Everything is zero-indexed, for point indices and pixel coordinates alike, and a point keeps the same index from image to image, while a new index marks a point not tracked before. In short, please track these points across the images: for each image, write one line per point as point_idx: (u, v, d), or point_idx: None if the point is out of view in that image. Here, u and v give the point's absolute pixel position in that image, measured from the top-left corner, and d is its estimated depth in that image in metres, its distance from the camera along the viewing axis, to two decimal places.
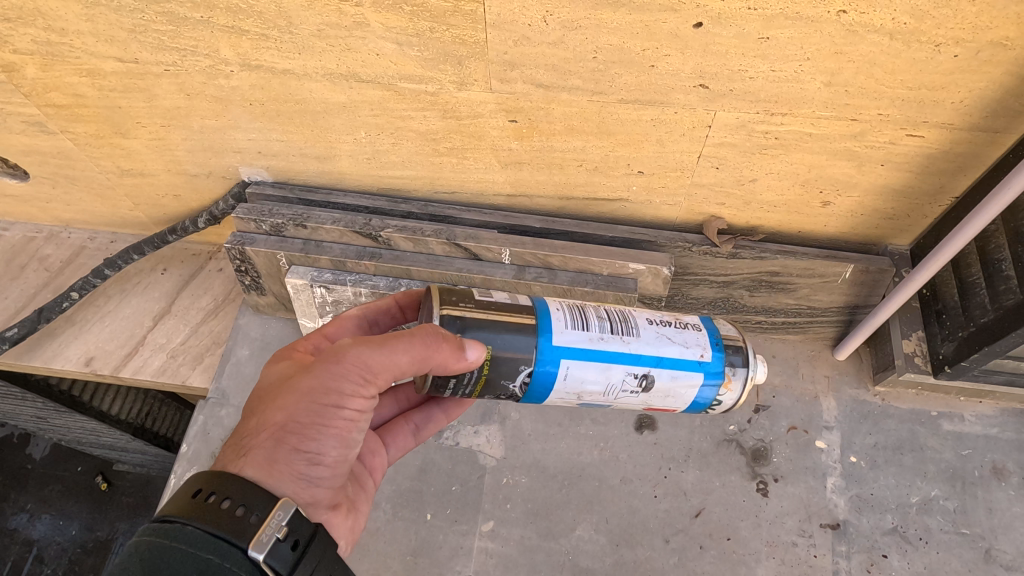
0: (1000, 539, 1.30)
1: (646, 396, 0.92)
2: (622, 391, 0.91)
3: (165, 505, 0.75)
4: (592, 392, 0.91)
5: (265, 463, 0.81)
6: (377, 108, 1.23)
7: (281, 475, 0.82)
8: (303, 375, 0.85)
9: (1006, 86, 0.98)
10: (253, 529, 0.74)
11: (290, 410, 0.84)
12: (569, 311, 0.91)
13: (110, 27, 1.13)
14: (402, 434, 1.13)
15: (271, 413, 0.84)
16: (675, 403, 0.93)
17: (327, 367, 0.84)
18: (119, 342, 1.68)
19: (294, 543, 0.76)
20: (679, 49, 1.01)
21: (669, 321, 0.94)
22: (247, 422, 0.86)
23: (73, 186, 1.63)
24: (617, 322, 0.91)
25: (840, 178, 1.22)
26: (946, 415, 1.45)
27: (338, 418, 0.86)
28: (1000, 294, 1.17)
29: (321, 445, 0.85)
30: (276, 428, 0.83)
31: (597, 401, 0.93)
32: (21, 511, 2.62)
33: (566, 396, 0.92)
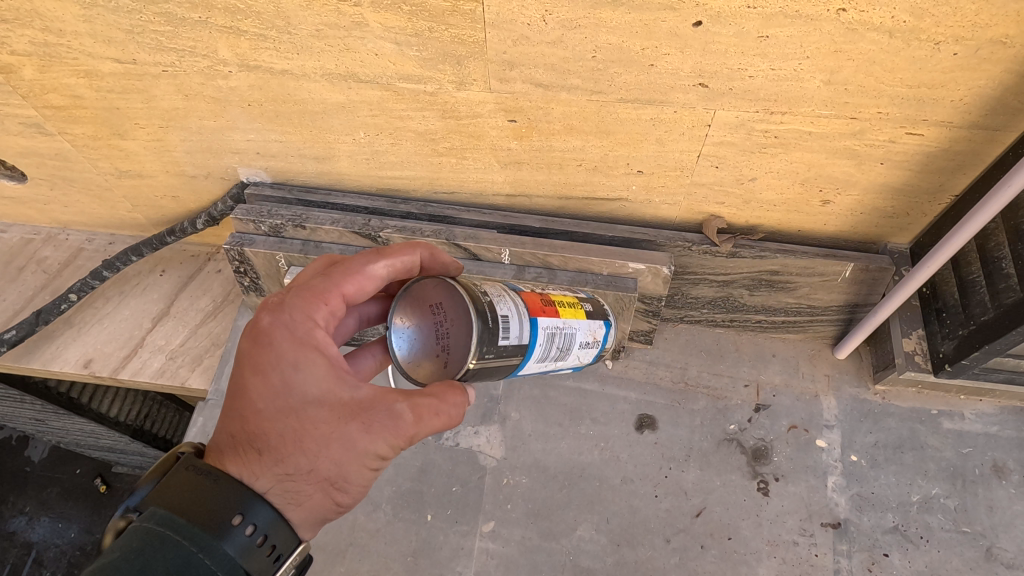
0: (1001, 538, 1.30)
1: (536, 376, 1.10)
2: None
3: (196, 504, 0.72)
4: None
5: (306, 508, 0.81)
6: (376, 108, 1.22)
7: (315, 518, 0.82)
8: (357, 432, 0.78)
9: (1005, 84, 0.98)
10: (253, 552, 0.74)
11: (341, 468, 0.79)
12: (544, 340, 0.96)
13: (107, 28, 1.13)
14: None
15: (320, 464, 0.78)
16: None
17: (382, 439, 0.78)
18: (118, 344, 1.68)
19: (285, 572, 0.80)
20: (678, 48, 1.01)
21: (590, 339, 1.07)
22: (289, 456, 0.78)
23: (71, 187, 1.62)
24: (564, 349, 1.01)
25: (839, 177, 1.22)
26: (946, 414, 1.45)
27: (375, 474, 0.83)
28: (1001, 292, 1.17)
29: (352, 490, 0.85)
30: (323, 480, 0.79)
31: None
32: (20, 515, 2.64)
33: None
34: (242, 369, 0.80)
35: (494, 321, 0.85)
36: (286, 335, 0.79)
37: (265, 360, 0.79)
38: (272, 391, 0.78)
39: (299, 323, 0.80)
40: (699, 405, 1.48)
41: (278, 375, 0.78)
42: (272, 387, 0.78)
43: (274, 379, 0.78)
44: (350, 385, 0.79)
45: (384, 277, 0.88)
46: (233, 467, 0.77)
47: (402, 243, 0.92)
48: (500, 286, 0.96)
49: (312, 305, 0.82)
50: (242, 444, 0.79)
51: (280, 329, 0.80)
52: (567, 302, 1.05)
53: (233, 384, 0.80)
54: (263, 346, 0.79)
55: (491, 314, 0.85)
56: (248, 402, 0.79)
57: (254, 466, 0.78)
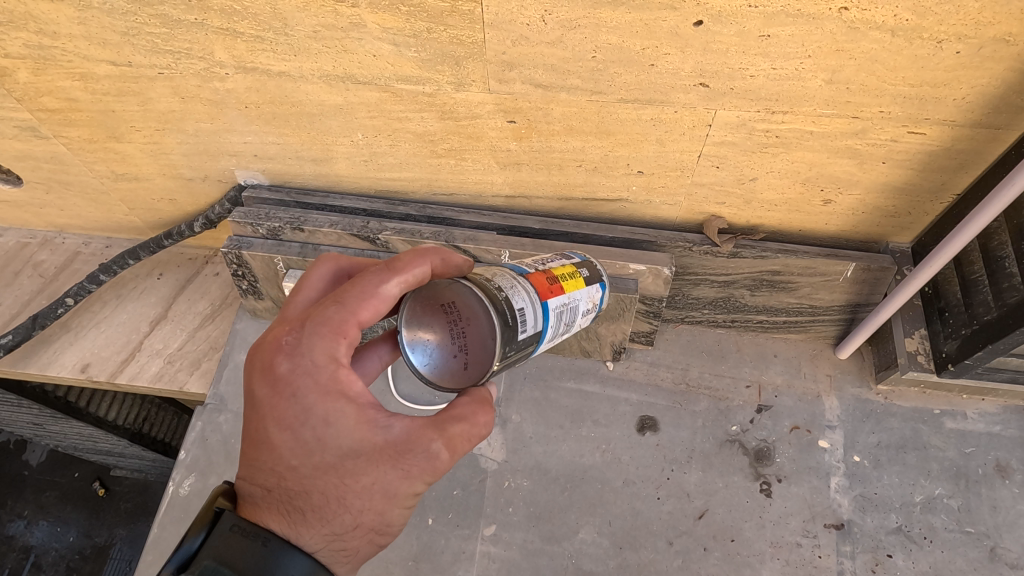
0: (1005, 538, 1.30)
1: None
2: None
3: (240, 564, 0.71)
4: None
5: (353, 558, 0.80)
6: (374, 110, 1.21)
7: (360, 563, 0.81)
8: (396, 479, 0.76)
9: (1008, 83, 0.98)
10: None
11: (384, 516, 0.78)
12: (555, 320, 0.95)
13: (102, 30, 1.12)
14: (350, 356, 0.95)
15: (364, 517, 0.77)
16: None
17: (421, 480, 0.77)
18: (115, 349, 1.66)
19: None
20: (679, 47, 1.00)
21: (590, 305, 1.06)
22: (334, 514, 0.76)
23: (67, 191, 1.61)
24: (569, 322, 1.00)
25: (841, 177, 1.21)
26: (949, 414, 1.44)
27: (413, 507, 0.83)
28: (1004, 292, 1.17)
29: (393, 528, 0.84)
30: (368, 530, 0.78)
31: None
32: (19, 518, 2.60)
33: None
34: (269, 425, 0.76)
35: (512, 318, 0.83)
36: (311, 386, 0.75)
37: (292, 415, 0.75)
38: (305, 448, 0.75)
39: (321, 367, 0.75)
40: (701, 406, 1.48)
41: (310, 431, 0.75)
42: (304, 444, 0.75)
43: (306, 435, 0.75)
44: (383, 430, 0.76)
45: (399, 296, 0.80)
46: (276, 526, 0.75)
47: (410, 251, 0.82)
48: (505, 270, 0.92)
49: (331, 344, 0.76)
50: (285, 504, 0.76)
51: (302, 377, 0.75)
52: (567, 271, 1.03)
53: (262, 440, 0.76)
54: (287, 399, 0.75)
55: (508, 309, 0.83)
56: (281, 460, 0.75)
57: (299, 525, 0.76)
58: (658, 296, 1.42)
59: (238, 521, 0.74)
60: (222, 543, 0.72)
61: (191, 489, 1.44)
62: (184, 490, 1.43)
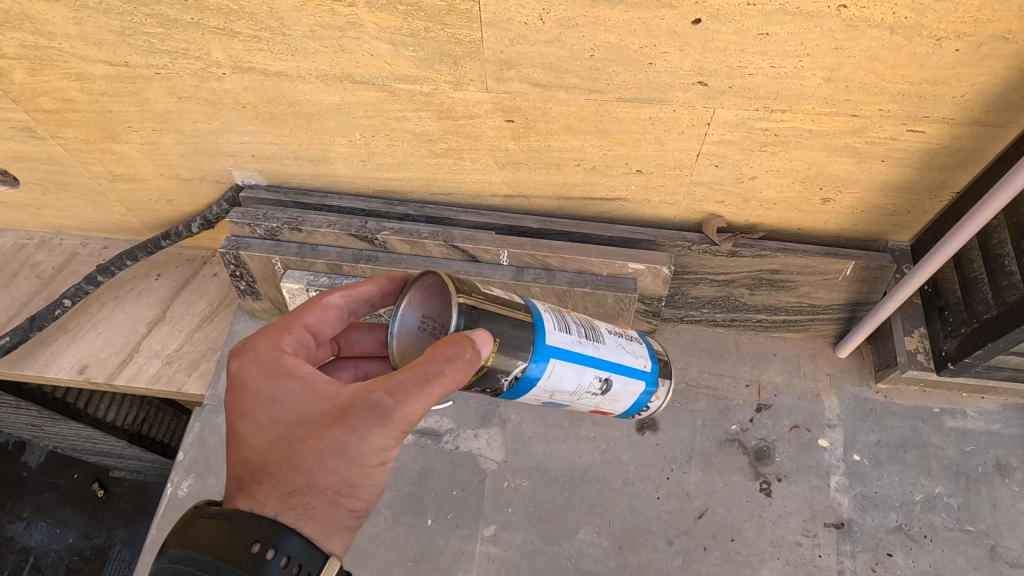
0: (1006, 537, 1.29)
1: (601, 398, 0.95)
2: (584, 394, 0.94)
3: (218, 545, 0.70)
4: (563, 390, 0.91)
5: (321, 522, 0.76)
6: (372, 110, 1.21)
7: (335, 533, 0.78)
8: (342, 435, 0.75)
9: (1008, 81, 0.98)
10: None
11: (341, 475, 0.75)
12: (552, 311, 0.91)
13: (98, 30, 1.11)
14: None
15: (319, 477, 0.75)
16: (616, 402, 0.98)
17: (367, 430, 0.74)
18: (113, 350, 1.66)
19: None
20: (677, 46, 0.99)
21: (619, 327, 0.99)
22: (286, 475, 0.76)
23: (64, 192, 1.61)
24: (587, 326, 0.93)
25: (840, 175, 1.21)
26: (949, 412, 1.44)
27: (381, 472, 0.80)
28: (1004, 290, 1.16)
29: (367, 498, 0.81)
30: (328, 492, 0.76)
31: (558, 400, 0.93)
32: (19, 519, 2.59)
33: (542, 391, 0.90)
34: (231, 420, 0.81)
35: (466, 283, 0.85)
36: (258, 372, 0.80)
37: (244, 402, 0.80)
38: (259, 427, 0.78)
39: (268, 355, 0.81)
40: (701, 405, 1.47)
41: (261, 411, 0.79)
42: (258, 423, 0.78)
43: (259, 416, 0.79)
44: (329, 395, 0.78)
45: (343, 307, 0.91)
46: (243, 505, 0.75)
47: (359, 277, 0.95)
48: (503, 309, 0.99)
49: (277, 339, 0.83)
50: (246, 481, 0.77)
51: (250, 367, 0.81)
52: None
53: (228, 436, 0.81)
54: (239, 391, 0.80)
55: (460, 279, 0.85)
56: (242, 445, 0.78)
57: (259, 495, 0.75)
58: (657, 295, 1.42)
59: (212, 509, 0.74)
60: (198, 530, 0.71)
61: (189, 490, 1.44)
62: (183, 491, 1.43)
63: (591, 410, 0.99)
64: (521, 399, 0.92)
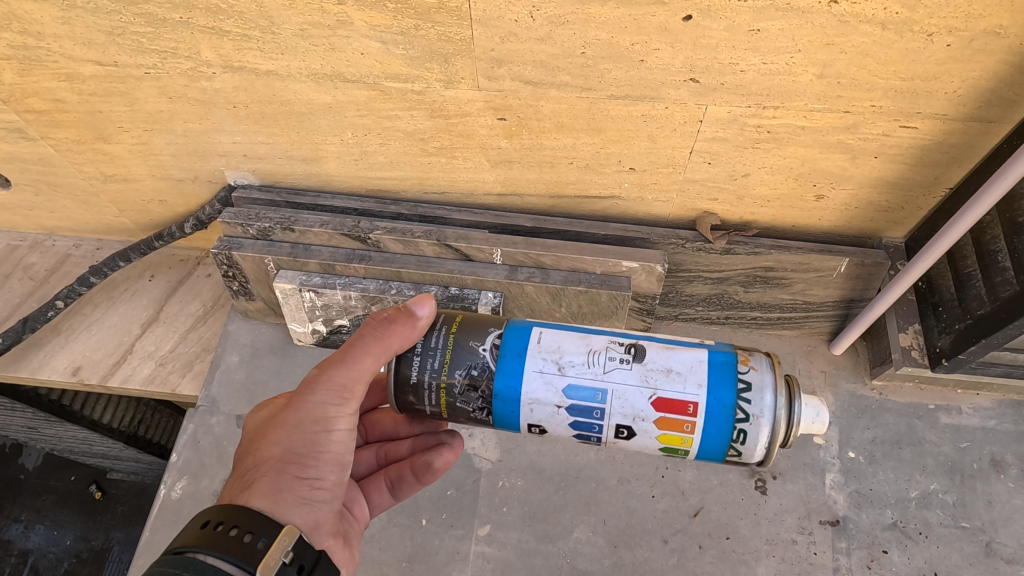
0: (1001, 533, 1.29)
1: (642, 372, 0.86)
2: (611, 362, 0.87)
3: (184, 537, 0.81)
4: (574, 359, 0.88)
5: (269, 493, 0.86)
6: (363, 109, 1.20)
7: (285, 501, 0.87)
8: (286, 412, 0.91)
9: (999, 76, 0.97)
10: (259, 556, 0.80)
11: (287, 444, 0.90)
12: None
13: (87, 30, 1.11)
14: (378, 490, 1.11)
15: (270, 451, 0.90)
16: (679, 378, 0.85)
17: (304, 399, 0.91)
18: (107, 351, 1.65)
19: (298, 567, 0.83)
20: (668, 43, 0.99)
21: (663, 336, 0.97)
22: (246, 460, 0.92)
23: (57, 193, 1.60)
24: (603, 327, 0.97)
25: (833, 172, 1.21)
26: (944, 409, 1.44)
27: (327, 442, 0.92)
28: (997, 286, 1.16)
29: (320, 469, 0.91)
30: (274, 461, 0.89)
31: (583, 381, 0.87)
32: (16, 522, 2.58)
33: (547, 364, 0.88)
34: None
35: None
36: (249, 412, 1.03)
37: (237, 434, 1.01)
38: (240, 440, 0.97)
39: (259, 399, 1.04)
40: None
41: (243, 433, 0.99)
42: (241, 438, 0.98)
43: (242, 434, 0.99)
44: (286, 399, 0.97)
45: None
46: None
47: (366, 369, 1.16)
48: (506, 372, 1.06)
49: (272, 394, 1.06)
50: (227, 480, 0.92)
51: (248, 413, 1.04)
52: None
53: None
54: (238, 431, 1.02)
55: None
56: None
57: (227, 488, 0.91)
58: (651, 293, 1.42)
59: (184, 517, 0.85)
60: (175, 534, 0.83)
61: (182, 491, 1.43)
62: (176, 493, 1.42)
63: (653, 402, 0.85)
64: (533, 388, 0.87)
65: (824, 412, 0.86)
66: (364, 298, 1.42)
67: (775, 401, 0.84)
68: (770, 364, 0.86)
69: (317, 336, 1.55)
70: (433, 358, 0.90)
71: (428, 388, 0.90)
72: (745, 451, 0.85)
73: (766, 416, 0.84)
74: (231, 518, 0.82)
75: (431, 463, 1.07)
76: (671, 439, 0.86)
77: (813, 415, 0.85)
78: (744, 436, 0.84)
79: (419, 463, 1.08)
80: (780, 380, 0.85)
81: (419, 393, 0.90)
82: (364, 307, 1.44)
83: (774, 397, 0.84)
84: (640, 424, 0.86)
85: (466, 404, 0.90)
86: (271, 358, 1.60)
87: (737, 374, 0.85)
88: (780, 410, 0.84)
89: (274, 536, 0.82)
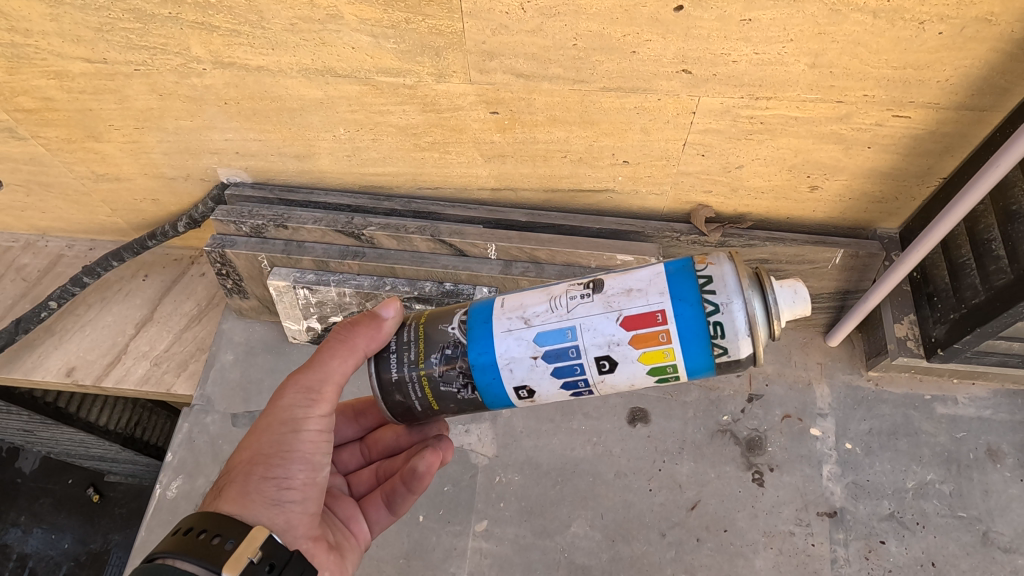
0: (998, 522, 1.30)
1: (603, 300, 0.84)
2: (572, 301, 0.85)
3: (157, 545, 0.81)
4: (537, 310, 0.86)
5: (236, 497, 0.86)
6: (355, 104, 1.20)
7: (252, 503, 0.86)
8: (260, 419, 0.92)
9: (991, 64, 0.97)
10: (227, 556, 0.79)
11: (255, 447, 0.90)
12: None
13: (75, 26, 1.10)
14: (376, 506, 1.09)
15: (241, 457, 0.91)
16: (640, 295, 0.82)
17: (275, 404, 0.92)
18: (101, 352, 1.64)
19: (269, 566, 0.81)
20: (660, 33, 0.99)
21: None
22: (224, 471, 0.92)
23: (48, 193, 1.59)
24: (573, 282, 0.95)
25: (826, 163, 1.20)
26: (940, 399, 1.44)
27: (295, 443, 0.91)
28: (992, 274, 1.16)
29: (289, 470, 0.89)
30: (244, 465, 0.89)
31: (551, 326, 0.84)
32: (14, 526, 2.57)
33: (513, 322, 0.86)
34: None
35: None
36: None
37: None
38: None
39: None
40: (691, 396, 1.47)
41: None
42: None
43: None
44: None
45: None
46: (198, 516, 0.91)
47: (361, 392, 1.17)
48: None
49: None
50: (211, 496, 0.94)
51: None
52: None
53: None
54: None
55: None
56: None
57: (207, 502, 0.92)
58: None
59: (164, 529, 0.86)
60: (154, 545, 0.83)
61: (178, 491, 1.43)
62: (172, 492, 1.42)
63: (622, 324, 0.82)
64: (505, 348, 0.86)
65: (800, 293, 0.81)
66: (358, 295, 1.42)
67: (742, 286, 0.79)
68: (727, 255, 0.82)
69: (312, 334, 1.55)
70: (409, 351, 0.90)
71: (410, 382, 0.90)
72: (730, 345, 0.79)
73: (735, 300, 0.79)
74: (199, 523, 0.82)
75: (416, 469, 1.03)
76: (654, 356, 0.81)
77: (790, 299, 0.81)
78: (721, 328, 0.79)
79: (407, 473, 1.05)
80: (740, 265, 0.80)
81: (406, 390, 0.90)
82: (358, 304, 1.44)
83: (739, 281, 0.79)
84: (618, 350, 0.82)
85: (450, 386, 0.89)
86: (266, 356, 1.59)
87: (696, 274, 0.81)
88: (749, 290, 0.79)
89: (242, 537, 0.81)
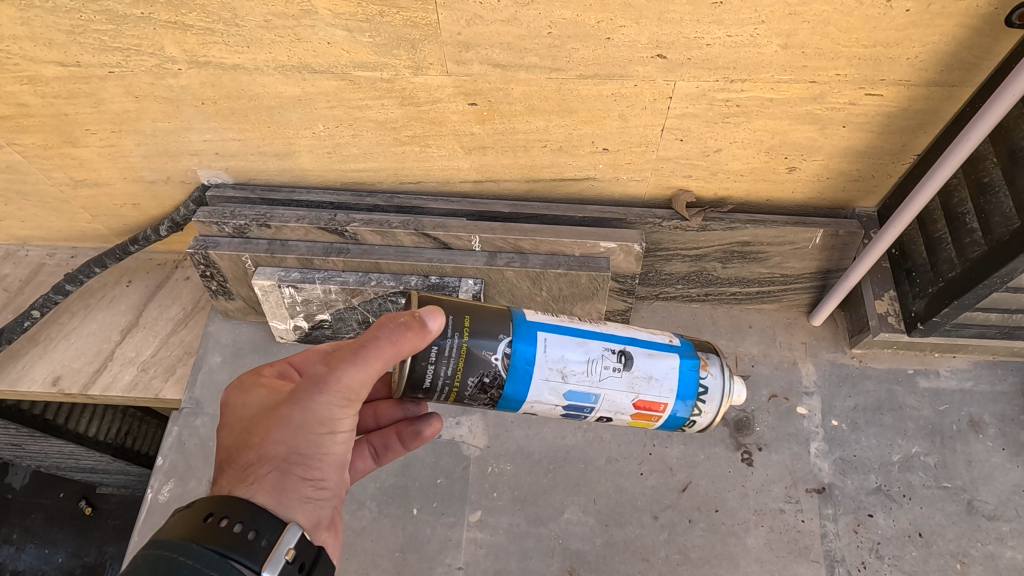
0: (982, 491, 1.32)
1: (629, 378, 0.91)
2: (605, 371, 0.90)
3: (177, 528, 0.73)
4: (576, 367, 0.90)
5: (273, 491, 0.80)
6: (333, 100, 1.20)
7: (291, 504, 0.81)
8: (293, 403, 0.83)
9: (958, 39, 0.99)
10: (263, 553, 0.74)
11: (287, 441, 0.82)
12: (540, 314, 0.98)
13: (48, 30, 1.09)
14: (362, 456, 1.13)
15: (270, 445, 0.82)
16: (657, 385, 0.91)
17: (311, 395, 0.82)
18: (86, 359, 1.63)
19: (300, 566, 0.77)
20: (633, 19, 1.00)
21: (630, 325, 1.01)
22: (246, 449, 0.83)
23: (27, 201, 1.58)
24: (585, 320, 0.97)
25: (803, 143, 1.22)
26: (922, 372, 1.47)
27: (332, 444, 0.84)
28: (966, 247, 1.18)
29: (323, 470, 0.86)
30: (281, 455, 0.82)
31: (582, 387, 0.90)
32: (7, 543, 2.55)
33: (552, 373, 0.89)
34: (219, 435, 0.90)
35: None
36: (236, 391, 0.93)
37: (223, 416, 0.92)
38: (231, 427, 0.89)
39: (248, 380, 0.95)
40: None
41: (234, 415, 0.90)
42: (232, 426, 0.89)
43: (234, 420, 0.90)
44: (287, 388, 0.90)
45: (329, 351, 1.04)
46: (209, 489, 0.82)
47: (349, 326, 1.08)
48: None
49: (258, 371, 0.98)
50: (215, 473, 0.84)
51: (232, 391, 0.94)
52: None
53: None
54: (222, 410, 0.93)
55: None
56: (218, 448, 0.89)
57: (223, 477, 0.83)
58: (630, 272, 1.43)
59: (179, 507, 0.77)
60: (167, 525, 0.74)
61: (170, 494, 1.42)
62: (163, 496, 1.41)
63: (634, 403, 0.92)
64: (538, 393, 0.90)
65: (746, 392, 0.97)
66: (343, 292, 1.41)
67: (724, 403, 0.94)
68: (723, 367, 0.94)
69: (299, 332, 1.55)
70: (446, 366, 0.86)
71: (440, 390, 0.88)
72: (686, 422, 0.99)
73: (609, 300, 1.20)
74: (223, 510, 0.75)
75: (420, 430, 1.11)
76: (640, 424, 0.96)
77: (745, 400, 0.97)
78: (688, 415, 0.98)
79: (406, 429, 1.11)
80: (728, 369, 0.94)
81: (431, 393, 0.89)
82: (345, 301, 1.44)
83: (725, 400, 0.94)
84: (619, 416, 0.95)
85: (475, 401, 0.91)
86: (255, 356, 1.59)
87: (700, 377, 0.93)
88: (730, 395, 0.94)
89: (278, 533, 0.76)
